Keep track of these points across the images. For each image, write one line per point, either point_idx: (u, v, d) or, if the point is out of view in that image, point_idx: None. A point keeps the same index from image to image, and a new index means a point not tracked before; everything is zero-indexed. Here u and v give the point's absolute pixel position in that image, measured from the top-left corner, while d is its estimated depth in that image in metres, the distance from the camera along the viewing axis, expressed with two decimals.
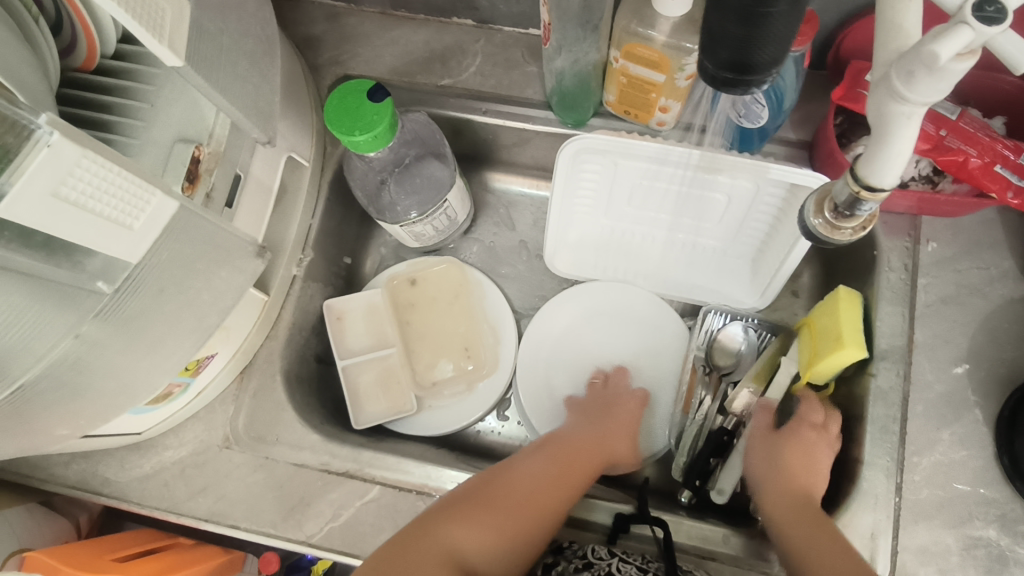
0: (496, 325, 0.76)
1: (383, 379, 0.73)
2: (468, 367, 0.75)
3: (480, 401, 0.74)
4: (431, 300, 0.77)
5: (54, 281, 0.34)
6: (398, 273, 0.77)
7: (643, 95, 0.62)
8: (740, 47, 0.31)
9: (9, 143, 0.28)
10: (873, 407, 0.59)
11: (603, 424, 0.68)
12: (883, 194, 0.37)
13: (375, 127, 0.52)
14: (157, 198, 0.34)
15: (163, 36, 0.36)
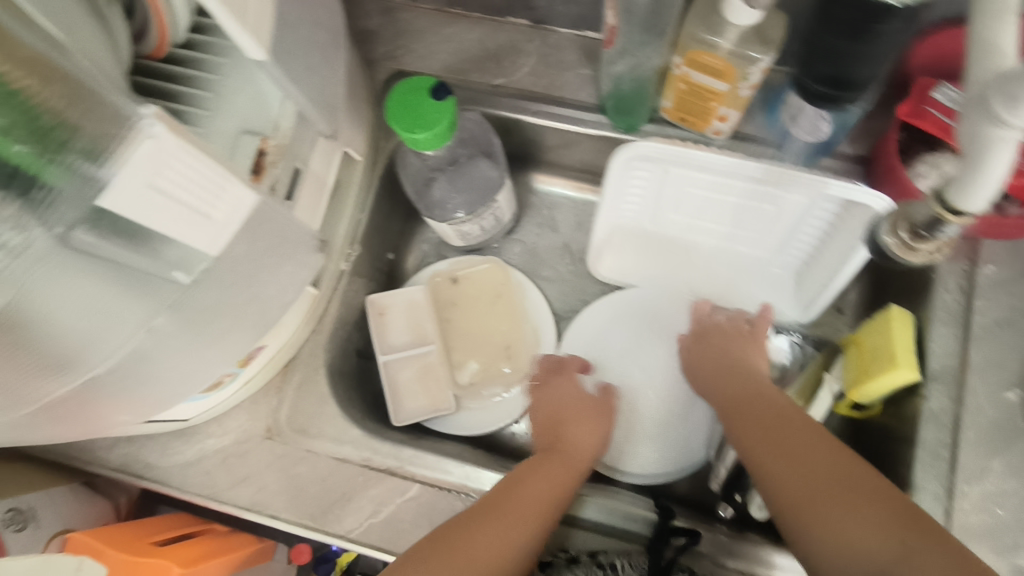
0: (537, 329, 0.76)
1: (419, 376, 0.72)
2: (505, 369, 0.75)
3: (516, 404, 0.74)
4: (473, 300, 0.76)
5: (135, 269, 0.33)
6: (440, 271, 0.78)
7: (702, 102, 0.61)
8: (855, 58, 0.48)
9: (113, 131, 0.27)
10: (924, 430, 0.58)
11: (563, 427, 0.65)
12: (969, 217, 0.36)
13: (435, 125, 0.52)
14: (241, 190, 0.34)
15: (248, 27, 0.36)
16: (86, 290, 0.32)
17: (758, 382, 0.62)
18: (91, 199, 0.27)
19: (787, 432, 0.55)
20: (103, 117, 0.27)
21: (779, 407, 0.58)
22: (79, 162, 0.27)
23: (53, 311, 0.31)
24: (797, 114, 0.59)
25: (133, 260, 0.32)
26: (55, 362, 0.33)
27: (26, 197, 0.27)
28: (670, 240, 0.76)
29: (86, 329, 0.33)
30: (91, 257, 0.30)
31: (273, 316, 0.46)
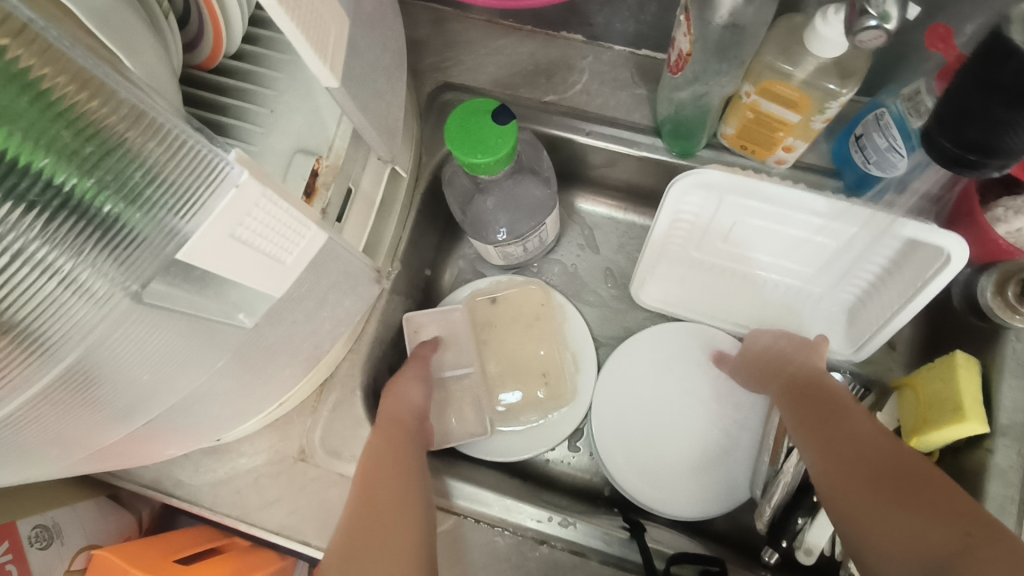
0: (579, 354, 0.74)
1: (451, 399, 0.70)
2: (544, 394, 0.72)
3: (553, 432, 0.71)
4: (511, 320, 0.74)
5: (205, 318, 0.32)
6: (479, 290, 0.75)
7: (768, 132, 0.58)
8: (998, 127, 0.38)
9: (190, 184, 0.26)
10: (990, 485, 0.55)
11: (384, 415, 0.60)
12: None
13: (497, 150, 0.49)
14: (312, 233, 0.32)
15: (327, 57, 0.33)
16: (161, 339, 0.31)
17: (817, 376, 0.61)
18: (172, 250, 0.26)
19: (845, 429, 0.54)
20: (195, 174, 0.26)
21: (839, 403, 0.57)
22: (164, 213, 0.26)
23: (128, 363, 0.30)
24: (867, 149, 0.57)
25: (206, 307, 0.31)
26: (123, 410, 0.33)
27: (112, 251, 0.26)
28: (717, 268, 0.73)
29: (156, 374, 0.32)
30: (172, 307, 0.29)
31: (325, 346, 0.44)
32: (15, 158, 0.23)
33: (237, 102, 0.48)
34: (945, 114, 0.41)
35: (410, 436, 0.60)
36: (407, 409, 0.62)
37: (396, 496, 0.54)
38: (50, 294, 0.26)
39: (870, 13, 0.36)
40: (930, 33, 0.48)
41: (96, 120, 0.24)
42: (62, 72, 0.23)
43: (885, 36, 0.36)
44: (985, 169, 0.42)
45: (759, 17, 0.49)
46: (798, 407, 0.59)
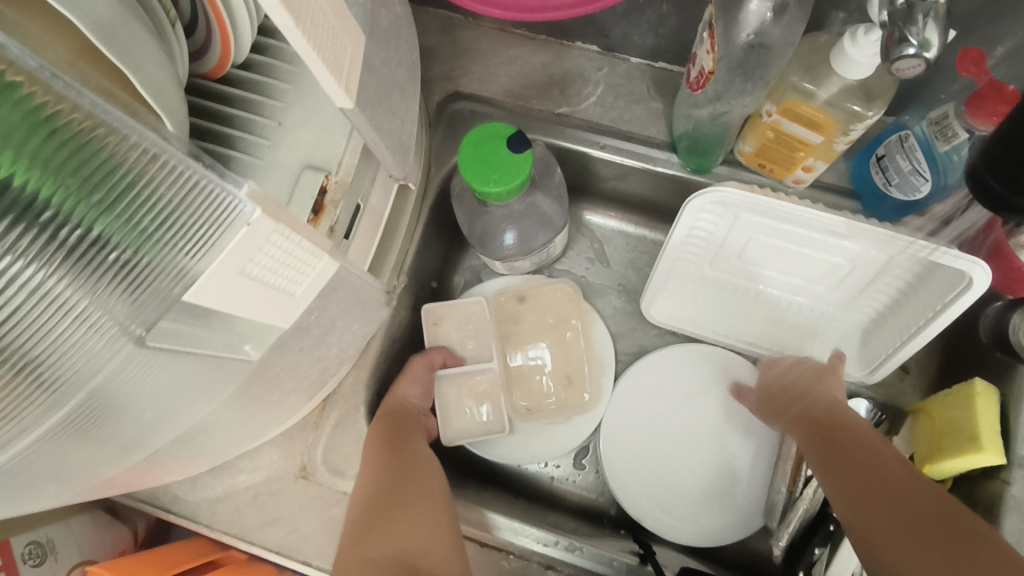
0: (600, 363, 0.72)
1: (471, 394, 0.69)
2: (568, 398, 0.71)
3: (561, 444, 0.70)
4: (538, 321, 0.73)
5: (213, 355, 0.30)
6: (508, 287, 0.73)
7: (788, 152, 0.56)
8: None
9: (204, 226, 0.24)
10: (1006, 518, 0.53)
11: (387, 417, 0.60)
12: None
13: (510, 179, 0.51)
14: (323, 262, 0.30)
15: (341, 78, 0.31)
16: (166, 376, 0.30)
17: (837, 410, 0.60)
18: (179, 291, 0.26)
19: (867, 464, 0.53)
20: (205, 216, 0.24)
21: (862, 437, 0.56)
22: (173, 254, 0.25)
23: (139, 396, 0.29)
24: (889, 168, 0.56)
25: (211, 344, 0.30)
26: (126, 443, 0.32)
27: (120, 291, 0.25)
28: (729, 285, 0.72)
29: (159, 410, 0.32)
30: (177, 348, 0.28)
31: (331, 369, 0.43)
32: (33, 193, 0.22)
33: (243, 113, 0.47)
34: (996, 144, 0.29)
35: (416, 442, 0.60)
36: (411, 414, 0.63)
37: (421, 496, 0.55)
38: (59, 334, 0.25)
39: (909, 41, 0.34)
40: (963, 55, 0.47)
41: (115, 155, 0.23)
42: (79, 108, 0.22)
43: (924, 64, 0.35)
44: None
45: (787, 38, 0.47)
46: (819, 441, 0.58)
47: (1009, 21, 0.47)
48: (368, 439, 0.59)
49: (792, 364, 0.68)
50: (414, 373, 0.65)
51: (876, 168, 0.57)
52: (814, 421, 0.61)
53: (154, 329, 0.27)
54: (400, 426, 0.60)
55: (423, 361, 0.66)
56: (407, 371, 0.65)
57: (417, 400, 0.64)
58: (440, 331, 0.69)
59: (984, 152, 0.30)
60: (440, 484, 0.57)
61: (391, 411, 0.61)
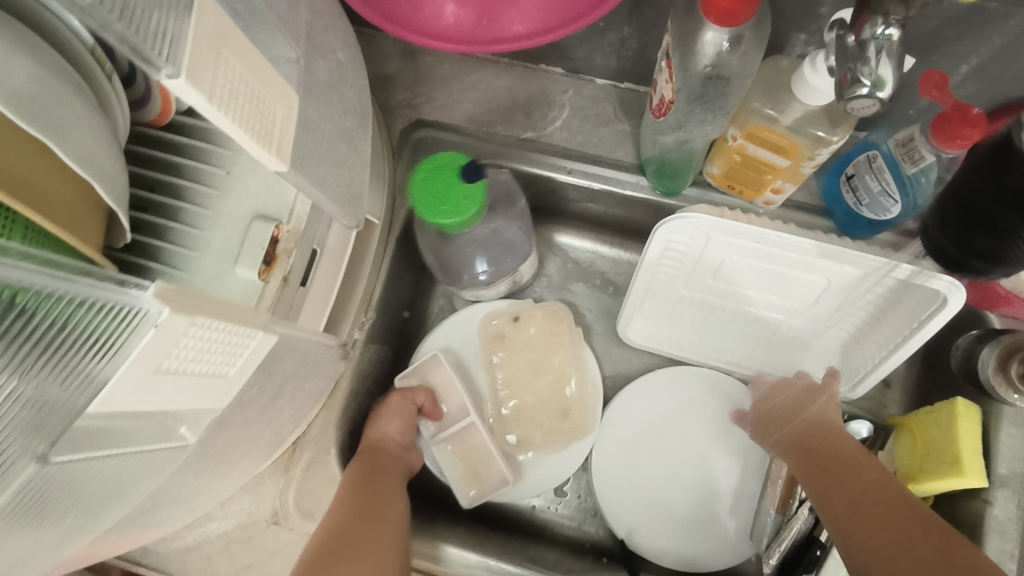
0: (590, 390, 0.70)
1: (465, 454, 0.65)
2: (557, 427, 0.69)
3: (561, 471, 0.68)
4: (522, 344, 0.70)
5: (144, 448, 0.28)
6: (496, 312, 0.71)
7: (757, 175, 0.55)
8: (994, 235, 0.33)
9: (111, 328, 0.23)
10: (987, 539, 0.54)
11: (359, 465, 0.59)
12: None
13: (463, 211, 0.50)
14: (258, 337, 0.29)
15: (272, 143, 0.30)
16: (90, 482, 0.27)
17: (826, 428, 0.60)
18: (84, 401, 0.24)
19: (859, 488, 0.52)
20: (105, 323, 0.23)
21: (853, 458, 0.55)
22: (79, 359, 0.23)
23: (71, 493, 0.27)
24: (859, 189, 0.54)
25: (141, 436, 0.28)
26: (55, 545, 0.29)
27: (18, 405, 0.23)
28: (706, 305, 0.70)
29: (79, 512, 0.29)
30: (97, 453, 0.26)
31: (281, 426, 0.42)
32: None
33: (190, 163, 0.46)
34: (948, 210, 0.36)
35: (391, 480, 0.59)
36: (388, 459, 0.61)
37: (381, 542, 0.52)
38: None
39: (863, 80, 0.34)
40: (925, 79, 0.45)
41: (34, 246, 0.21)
42: None
43: (879, 103, 0.34)
44: (994, 276, 0.36)
45: (745, 67, 0.47)
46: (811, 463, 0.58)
47: (970, 42, 0.46)
48: (340, 484, 0.56)
49: (784, 381, 0.67)
50: (388, 408, 0.63)
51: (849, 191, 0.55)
52: (809, 443, 0.59)
53: (61, 441, 0.25)
54: (368, 471, 0.58)
55: (400, 399, 0.63)
56: (385, 405, 0.63)
57: (397, 436, 0.62)
58: (437, 371, 0.66)
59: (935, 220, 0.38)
60: (405, 539, 0.54)
61: (367, 456, 0.60)
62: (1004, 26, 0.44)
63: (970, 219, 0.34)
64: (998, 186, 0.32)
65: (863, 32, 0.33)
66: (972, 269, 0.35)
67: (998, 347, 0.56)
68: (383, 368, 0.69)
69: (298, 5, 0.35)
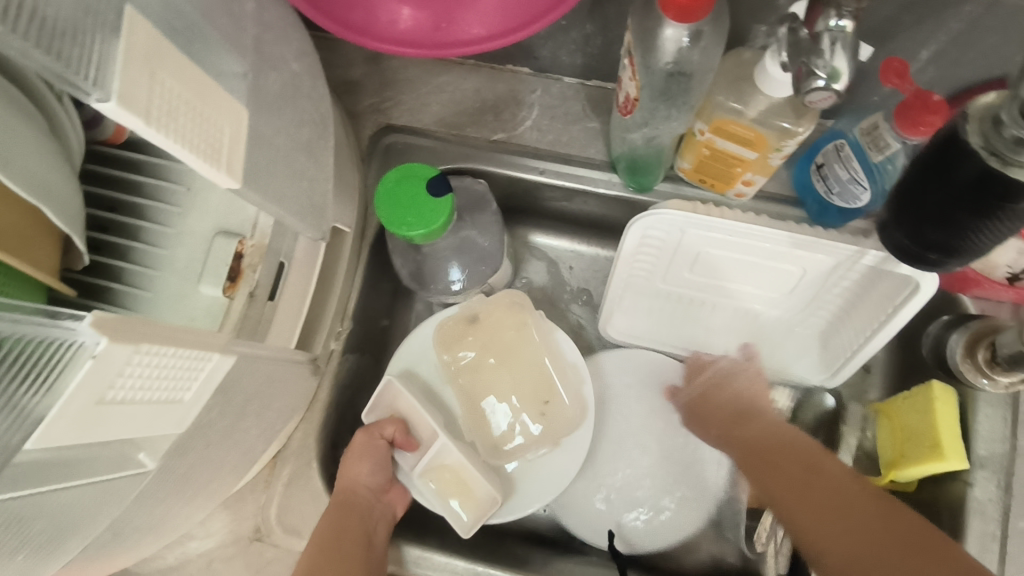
0: (571, 378, 0.65)
1: (448, 481, 0.59)
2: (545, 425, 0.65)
3: (558, 477, 0.63)
4: (491, 344, 0.65)
5: (97, 480, 0.28)
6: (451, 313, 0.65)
7: (726, 168, 0.55)
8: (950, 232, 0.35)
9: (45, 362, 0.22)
10: (969, 520, 0.54)
11: (328, 519, 0.56)
12: None
13: (429, 222, 0.50)
14: (214, 360, 0.29)
15: (221, 161, 0.29)
16: (44, 517, 0.27)
17: (764, 427, 0.59)
18: (19, 440, 0.23)
19: (799, 472, 0.52)
20: (42, 356, 0.23)
21: (790, 445, 0.56)
22: (14, 395, 0.23)
23: (20, 529, 0.26)
24: (829, 178, 0.54)
25: (94, 467, 0.27)
26: None
27: None
28: (684, 299, 0.70)
29: (33, 549, 0.28)
30: (44, 487, 0.25)
31: (250, 443, 0.41)
32: None
33: (149, 180, 0.45)
34: (899, 210, 0.38)
35: (361, 537, 0.56)
36: (364, 505, 0.58)
37: None
38: None
39: (818, 73, 0.33)
40: (886, 67, 0.46)
41: None
42: None
43: (835, 95, 0.34)
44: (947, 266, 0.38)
45: (707, 62, 0.47)
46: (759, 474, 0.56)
47: (928, 27, 0.46)
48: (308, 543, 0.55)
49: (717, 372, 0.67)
50: (356, 451, 0.59)
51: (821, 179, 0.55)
52: (747, 435, 0.60)
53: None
54: (338, 526, 0.56)
55: (366, 436, 0.59)
56: (352, 447, 0.60)
57: (367, 479, 0.59)
58: (403, 397, 0.60)
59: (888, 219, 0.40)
60: None
61: (339, 506, 0.57)
62: (961, 11, 0.44)
63: (924, 217, 0.37)
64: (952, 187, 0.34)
65: (818, 24, 0.34)
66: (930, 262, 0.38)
67: (966, 334, 0.56)
68: (363, 377, 0.68)
69: (244, 17, 0.34)
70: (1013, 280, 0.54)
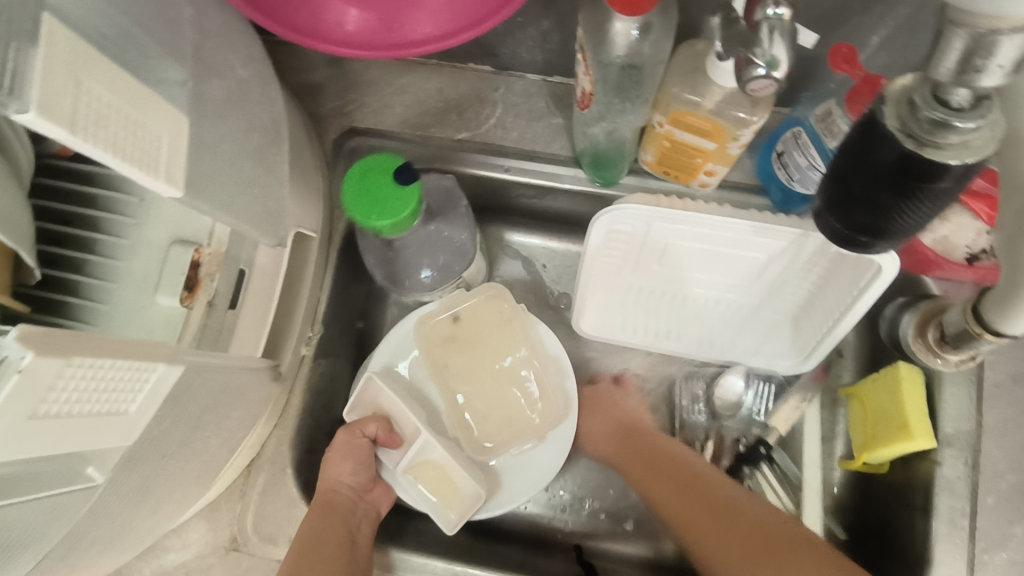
0: (557, 371, 0.64)
1: (431, 478, 0.58)
2: (532, 419, 0.64)
3: (543, 470, 0.63)
4: (477, 343, 0.65)
5: (41, 496, 0.27)
6: (435, 311, 0.64)
7: (687, 159, 0.55)
8: (880, 215, 0.33)
9: None
10: (938, 498, 0.55)
11: (311, 521, 0.56)
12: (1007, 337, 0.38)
13: (397, 213, 0.49)
14: (159, 370, 0.28)
15: (159, 169, 0.29)
16: None
17: (656, 444, 0.63)
18: None
19: (708, 498, 0.57)
20: None
21: (687, 466, 0.60)
22: None
23: None
24: (788, 166, 0.55)
25: (37, 483, 0.27)
26: None
27: None
28: (655, 291, 0.70)
29: None
30: None
31: (212, 447, 0.41)
32: None
33: (103, 192, 0.44)
34: (832, 190, 0.35)
35: (345, 537, 0.55)
36: (347, 506, 0.58)
37: None
38: None
39: (757, 62, 0.34)
40: (834, 53, 0.47)
41: None
42: None
43: (775, 84, 0.35)
44: (879, 249, 0.36)
45: (658, 54, 0.47)
46: (685, 509, 0.58)
47: (875, 13, 0.47)
48: (292, 544, 0.54)
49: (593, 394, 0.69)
50: (338, 451, 0.59)
51: (782, 168, 0.56)
52: (644, 458, 0.63)
53: None
54: (321, 527, 0.55)
55: (347, 435, 0.59)
56: (334, 447, 0.60)
57: (349, 478, 0.58)
58: (385, 395, 0.59)
59: (822, 200, 0.37)
60: None
61: (323, 506, 0.57)
62: None
63: (853, 200, 0.34)
64: (880, 170, 0.31)
65: (757, 14, 0.34)
66: (861, 245, 0.36)
67: (920, 314, 0.57)
68: (339, 382, 0.68)
69: (181, 23, 0.34)
70: (972, 260, 0.56)
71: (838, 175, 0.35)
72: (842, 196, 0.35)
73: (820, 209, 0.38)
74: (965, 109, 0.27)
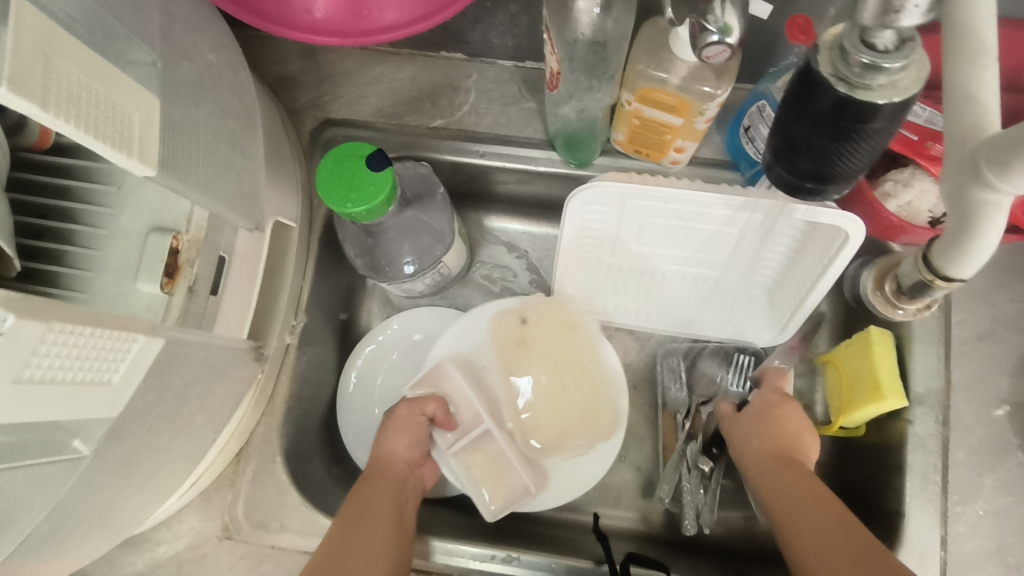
0: (613, 384, 0.64)
1: (483, 466, 0.58)
2: (593, 425, 0.63)
3: (588, 476, 0.62)
4: (545, 342, 0.65)
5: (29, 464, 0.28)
6: (507, 310, 0.65)
7: (657, 136, 0.57)
8: (822, 158, 0.36)
9: None
10: (911, 454, 0.57)
11: (367, 486, 0.55)
12: (959, 283, 0.39)
13: (371, 198, 0.50)
14: (140, 341, 0.29)
15: (133, 148, 0.29)
16: None
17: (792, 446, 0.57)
18: None
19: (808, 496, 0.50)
20: None
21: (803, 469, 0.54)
22: None
23: None
24: (755, 139, 0.57)
25: (25, 452, 0.28)
26: None
27: None
28: (633, 270, 0.71)
29: None
30: None
31: (197, 424, 0.41)
32: None
33: (80, 183, 0.45)
34: (777, 141, 0.39)
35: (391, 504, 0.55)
36: (398, 480, 0.57)
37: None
38: None
39: (710, 28, 0.36)
40: (791, 24, 0.48)
41: None
42: None
43: (729, 49, 0.36)
44: (827, 193, 0.40)
45: (620, 31, 0.48)
46: (788, 499, 0.51)
47: None
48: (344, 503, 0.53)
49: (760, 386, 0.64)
50: (402, 424, 0.59)
51: (749, 141, 0.57)
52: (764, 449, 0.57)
53: None
54: (374, 493, 0.54)
55: (409, 409, 0.59)
56: (392, 421, 0.59)
57: (403, 453, 0.58)
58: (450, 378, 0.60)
59: (772, 152, 0.40)
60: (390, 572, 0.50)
61: (377, 472, 0.57)
62: None
63: (799, 147, 0.37)
64: (822, 119, 0.34)
65: None
66: (806, 190, 0.39)
67: (883, 273, 0.58)
68: (325, 371, 0.68)
69: (149, 8, 0.35)
70: (934, 223, 0.57)
71: (782, 128, 0.38)
72: (787, 145, 0.38)
73: (768, 158, 0.41)
74: (891, 51, 0.30)
